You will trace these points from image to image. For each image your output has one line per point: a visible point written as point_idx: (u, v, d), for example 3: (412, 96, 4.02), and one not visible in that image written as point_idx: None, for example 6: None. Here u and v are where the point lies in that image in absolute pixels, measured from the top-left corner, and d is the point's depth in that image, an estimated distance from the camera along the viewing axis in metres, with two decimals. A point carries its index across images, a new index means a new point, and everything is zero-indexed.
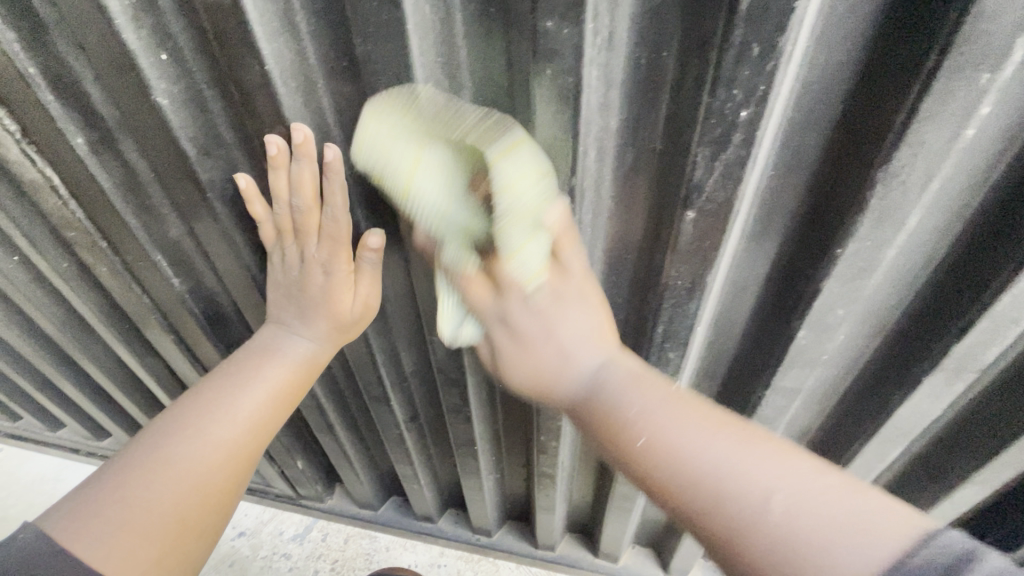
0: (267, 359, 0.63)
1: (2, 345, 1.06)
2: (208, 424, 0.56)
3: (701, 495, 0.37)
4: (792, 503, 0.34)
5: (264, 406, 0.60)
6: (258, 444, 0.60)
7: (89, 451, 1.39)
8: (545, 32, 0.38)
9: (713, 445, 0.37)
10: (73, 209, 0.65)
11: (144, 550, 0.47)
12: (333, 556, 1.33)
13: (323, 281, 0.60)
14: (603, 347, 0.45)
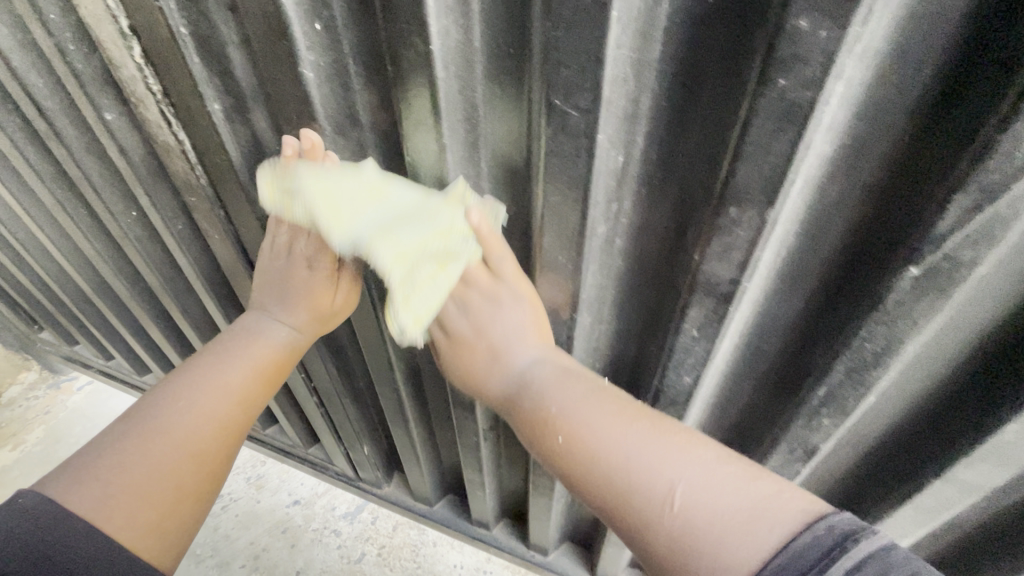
0: (254, 335, 0.60)
1: (110, 291, 1.11)
2: (196, 396, 0.53)
3: (623, 487, 0.40)
4: (688, 495, 0.37)
5: (255, 380, 0.58)
6: (249, 418, 0.57)
7: None
8: (794, 32, 0.30)
9: (626, 437, 0.42)
10: (198, 175, 0.64)
11: (142, 515, 0.46)
12: (381, 541, 1.33)
13: (307, 275, 0.60)
14: (538, 344, 0.53)
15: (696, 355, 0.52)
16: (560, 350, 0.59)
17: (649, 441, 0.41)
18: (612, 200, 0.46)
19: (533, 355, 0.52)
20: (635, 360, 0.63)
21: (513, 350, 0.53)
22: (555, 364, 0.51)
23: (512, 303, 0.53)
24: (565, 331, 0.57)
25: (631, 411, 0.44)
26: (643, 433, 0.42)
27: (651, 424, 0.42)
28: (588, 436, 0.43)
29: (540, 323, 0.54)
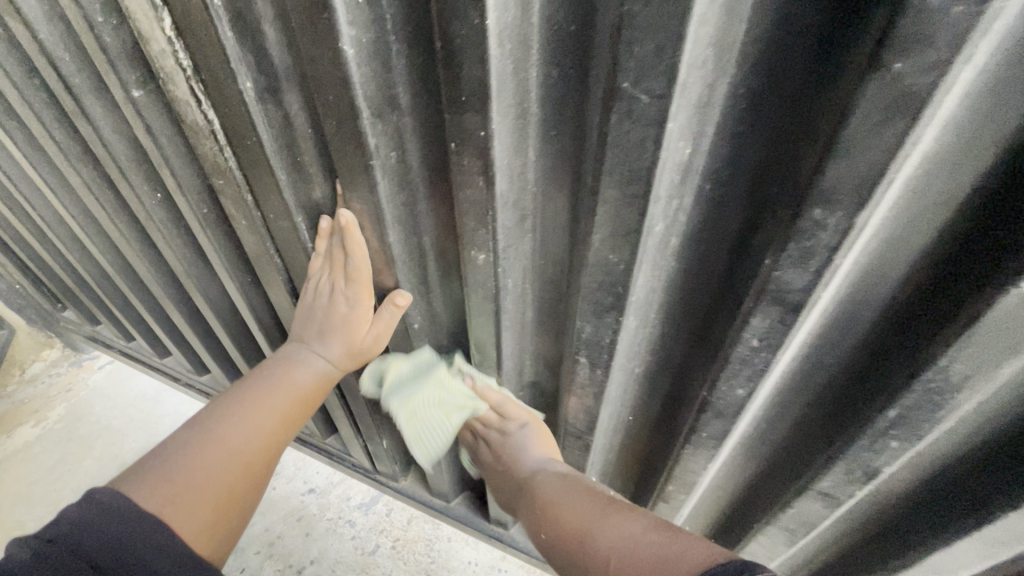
0: (287, 367, 0.67)
1: (133, 273, 1.10)
2: (247, 413, 0.60)
3: (586, 556, 0.51)
4: (624, 560, 0.47)
5: (292, 403, 0.65)
6: (283, 437, 0.63)
7: (188, 382, 1.45)
8: (923, 7, 0.26)
9: (592, 522, 0.54)
10: (227, 157, 0.61)
11: (203, 510, 0.50)
12: (395, 534, 1.31)
13: (345, 313, 0.66)
14: (545, 450, 0.72)
15: (753, 366, 0.48)
16: (601, 354, 0.56)
17: (605, 518, 0.53)
18: (673, 195, 0.43)
19: (542, 459, 0.71)
20: (680, 365, 0.60)
21: (526, 459, 0.71)
22: (552, 469, 0.69)
23: (522, 428, 0.73)
24: (609, 334, 0.53)
25: (603, 511, 0.55)
26: (599, 512, 0.55)
27: (613, 512, 0.54)
28: (563, 508, 0.60)
29: (542, 433, 0.73)
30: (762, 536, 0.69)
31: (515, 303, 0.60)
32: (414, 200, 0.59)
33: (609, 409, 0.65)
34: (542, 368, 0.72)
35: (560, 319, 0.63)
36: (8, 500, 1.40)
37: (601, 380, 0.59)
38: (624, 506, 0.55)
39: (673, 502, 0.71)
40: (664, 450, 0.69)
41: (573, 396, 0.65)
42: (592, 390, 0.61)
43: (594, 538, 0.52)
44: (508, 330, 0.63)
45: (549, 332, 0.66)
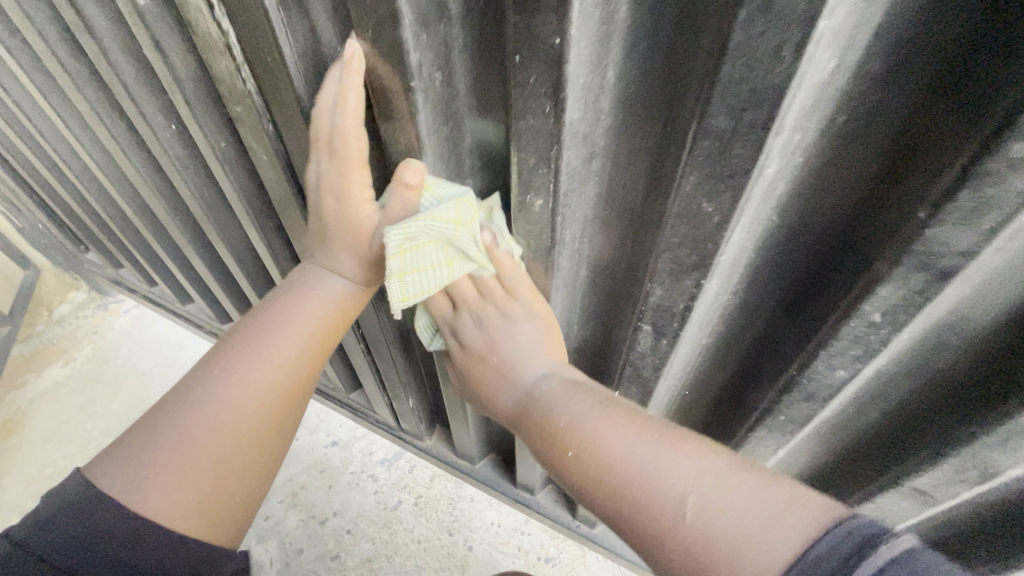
0: (299, 293, 0.57)
1: (151, 214, 1.05)
2: (239, 366, 0.52)
3: (637, 499, 0.39)
4: (700, 505, 0.37)
5: (303, 348, 0.56)
6: (297, 391, 0.56)
7: (211, 329, 1.42)
8: None
9: (638, 448, 0.41)
10: (245, 78, 0.53)
11: (184, 496, 0.46)
12: (417, 490, 1.30)
13: (334, 206, 0.53)
14: (548, 359, 0.54)
15: (866, 347, 0.40)
16: (671, 321, 0.48)
17: (654, 449, 0.41)
18: (797, 130, 0.34)
19: (543, 369, 0.53)
20: (758, 339, 0.52)
21: (524, 365, 0.54)
22: (561, 376, 0.52)
23: (526, 323, 0.55)
24: (684, 299, 0.46)
25: (644, 424, 0.43)
26: (643, 437, 0.42)
27: (659, 436, 0.42)
28: (568, 424, 0.46)
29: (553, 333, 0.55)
30: None
31: (570, 260, 0.53)
32: (459, 135, 0.50)
33: (667, 383, 0.58)
34: (592, 334, 0.65)
35: (619, 280, 0.55)
36: (40, 438, 1.43)
37: (666, 352, 0.52)
38: (668, 422, 0.44)
39: None
40: (724, 431, 0.62)
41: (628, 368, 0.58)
42: (652, 361, 0.54)
43: (652, 478, 0.39)
44: (559, 290, 0.56)
45: (607, 294, 0.59)
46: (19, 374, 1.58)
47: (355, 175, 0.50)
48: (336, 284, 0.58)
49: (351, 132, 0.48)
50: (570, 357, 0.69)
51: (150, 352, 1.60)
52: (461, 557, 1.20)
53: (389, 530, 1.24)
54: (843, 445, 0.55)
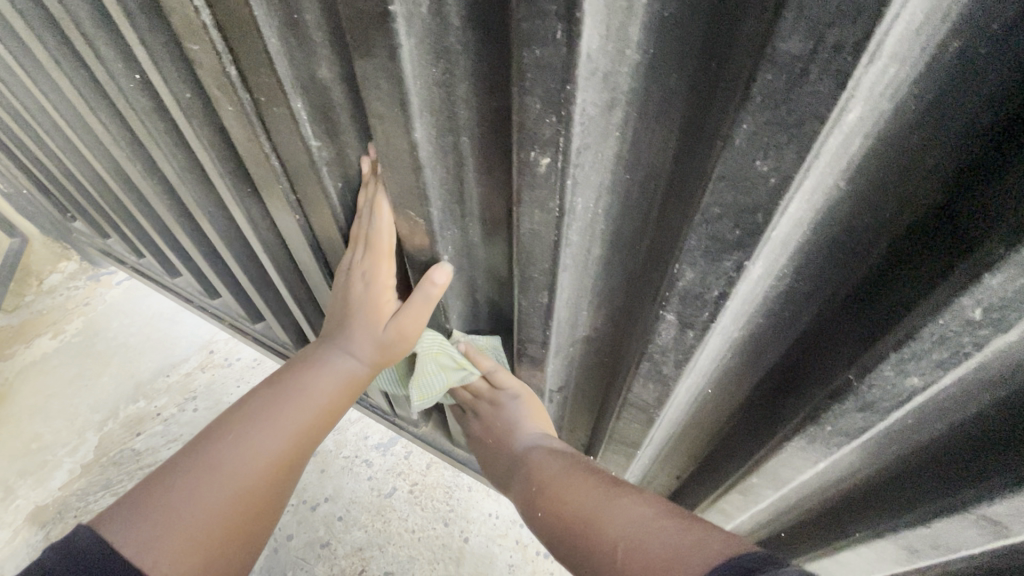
0: (311, 367, 0.64)
1: (129, 180, 0.97)
2: (252, 432, 0.56)
3: (591, 538, 0.45)
4: (626, 548, 0.41)
5: (314, 419, 0.62)
6: (298, 459, 0.60)
7: (200, 305, 1.36)
8: None
9: (599, 501, 0.48)
10: (197, 9, 0.45)
11: (189, 553, 0.47)
12: (413, 477, 1.24)
13: (363, 289, 0.61)
14: (538, 426, 0.68)
15: (953, 349, 0.32)
16: (701, 310, 0.40)
17: (607, 503, 0.48)
18: (894, 59, 0.25)
19: (532, 435, 0.67)
20: (804, 333, 0.44)
21: (522, 430, 0.67)
22: (546, 447, 0.65)
23: (512, 395, 0.68)
24: (721, 283, 0.37)
25: (610, 486, 0.51)
26: (607, 495, 0.49)
27: (612, 493, 0.49)
28: (557, 484, 0.56)
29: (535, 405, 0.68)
30: (863, 548, 0.55)
31: (581, 233, 0.45)
32: (452, 81, 0.42)
33: (690, 380, 0.50)
34: (603, 322, 0.57)
35: (637, 259, 0.48)
36: (27, 411, 1.38)
37: (692, 345, 0.44)
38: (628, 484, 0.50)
39: (752, 496, 0.58)
40: (750, 435, 0.54)
41: (644, 363, 0.50)
42: (675, 356, 0.46)
43: (600, 522, 0.46)
44: (567, 270, 0.48)
45: (621, 277, 0.50)
46: (8, 346, 1.54)
47: (384, 266, 0.59)
48: (350, 360, 0.65)
49: (383, 227, 0.56)
50: (577, 346, 0.62)
51: (141, 326, 1.55)
52: (456, 548, 1.14)
53: (382, 518, 1.19)
54: (894, 458, 0.47)
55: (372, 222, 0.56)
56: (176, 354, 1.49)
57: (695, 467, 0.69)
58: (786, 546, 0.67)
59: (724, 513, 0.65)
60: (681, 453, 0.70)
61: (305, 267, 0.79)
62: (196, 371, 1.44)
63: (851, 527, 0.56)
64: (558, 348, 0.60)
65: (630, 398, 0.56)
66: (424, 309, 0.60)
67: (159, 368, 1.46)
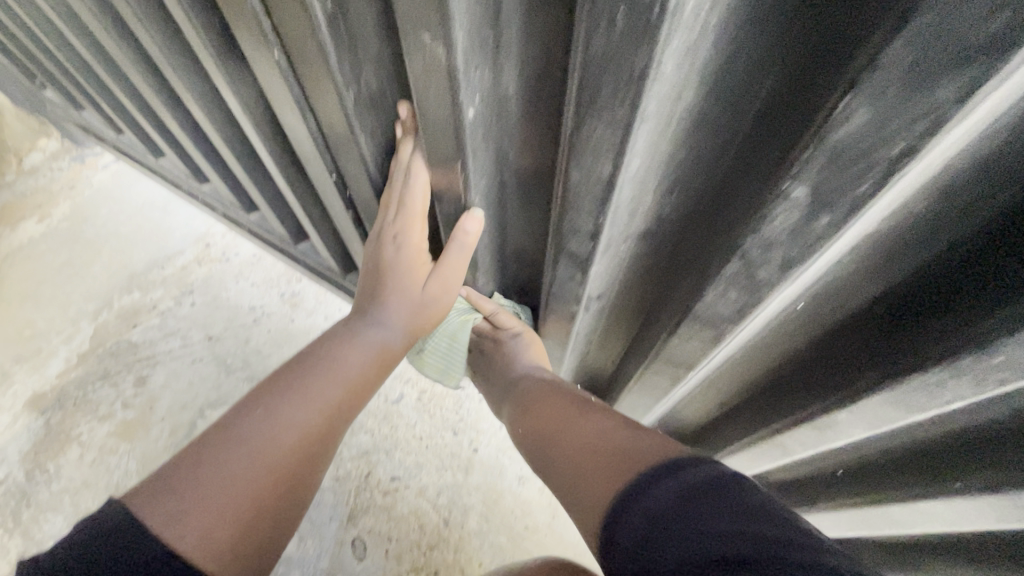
0: (339, 345, 0.65)
1: (84, 27, 0.81)
2: (280, 408, 0.56)
3: (565, 443, 0.54)
4: (594, 445, 0.49)
5: (342, 395, 0.62)
6: (329, 436, 0.60)
7: (190, 191, 1.23)
8: None
9: (570, 411, 0.59)
10: None
11: (217, 527, 0.45)
12: (422, 386, 1.18)
13: (395, 249, 0.63)
14: (533, 359, 0.75)
15: None
16: (857, 181, 0.27)
17: (585, 437, 0.52)
18: None
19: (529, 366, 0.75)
20: (988, 229, 0.30)
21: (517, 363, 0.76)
22: (536, 376, 0.72)
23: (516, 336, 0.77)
24: (920, 127, 0.24)
25: (566, 423, 0.57)
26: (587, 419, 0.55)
27: (578, 416, 0.57)
28: (537, 393, 0.68)
29: (536, 346, 0.76)
30: (960, 503, 0.46)
31: (679, 64, 0.30)
32: None
33: (793, 289, 0.38)
34: (674, 214, 0.44)
35: (749, 115, 0.33)
36: (18, 297, 1.31)
37: (820, 237, 0.31)
38: (591, 415, 0.55)
39: (830, 433, 0.48)
40: (848, 366, 0.43)
41: (732, 264, 0.37)
42: (784, 253, 0.34)
43: (570, 437, 0.54)
44: (646, 125, 0.34)
45: (716, 146, 0.36)
46: None
47: (417, 228, 0.61)
48: (383, 329, 0.66)
49: (418, 187, 0.57)
50: (630, 245, 0.49)
51: (132, 213, 1.44)
52: (465, 458, 1.10)
53: (389, 424, 1.14)
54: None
55: (409, 183, 0.57)
56: (169, 245, 1.39)
57: (749, 400, 0.59)
58: (843, 488, 0.59)
59: (782, 448, 0.56)
60: (733, 383, 0.59)
61: (290, 137, 0.63)
62: (193, 266, 1.35)
63: (943, 476, 0.46)
64: (610, 245, 0.47)
65: (699, 312, 0.44)
66: (459, 262, 0.61)
67: (151, 260, 1.36)
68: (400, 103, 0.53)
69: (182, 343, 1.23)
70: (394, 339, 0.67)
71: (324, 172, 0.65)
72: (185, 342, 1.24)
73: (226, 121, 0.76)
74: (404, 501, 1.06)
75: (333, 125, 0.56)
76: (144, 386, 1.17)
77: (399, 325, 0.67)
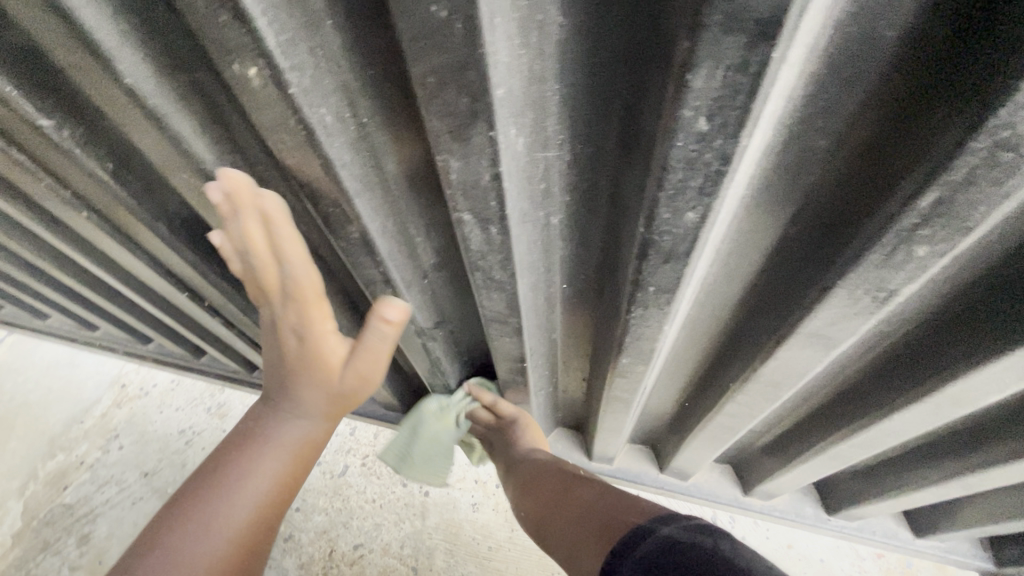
0: (236, 483, 0.53)
1: None
2: (195, 530, 0.49)
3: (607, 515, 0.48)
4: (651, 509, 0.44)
5: (269, 494, 0.54)
6: (260, 542, 0.54)
7: (86, 340, 1.25)
8: None
9: (616, 492, 0.53)
10: None
11: None
12: (363, 450, 1.24)
13: (294, 344, 0.53)
14: (533, 439, 0.83)
15: (707, 171, 0.30)
16: (486, 201, 0.38)
17: (632, 491, 0.50)
18: None
19: (528, 447, 0.82)
20: (612, 197, 0.41)
21: (522, 442, 0.83)
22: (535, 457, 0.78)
23: (515, 423, 0.85)
24: (484, 162, 0.34)
25: (626, 488, 0.53)
26: (614, 485, 0.55)
27: (642, 489, 0.52)
28: (554, 488, 0.65)
29: (533, 429, 0.84)
30: (741, 398, 0.57)
31: (355, 151, 0.40)
32: (143, 1, 0.34)
33: (529, 280, 0.48)
34: (443, 245, 0.54)
35: (432, 165, 0.43)
36: None
37: (502, 241, 0.42)
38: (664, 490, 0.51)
39: (632, 375, 0.57)
40: (609, 318, 0.53)
41: (475, 272, 0.47)
42: (494, 257, 0.44)
43: (613, 504, 0.50)
44: (360, 195, 0.43)
45: (432, 188, 0.46)
46: None
47: (315, 312, 0.50)
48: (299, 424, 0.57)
49: (307, 279, 0.47)
50: (431, 278, 0.59)
51: (39, 378, 1.44)
52: (419, 504, 1.16)
53: (341, 497, 1.18)
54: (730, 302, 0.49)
55: (285, 271, 0.46)
56: (83, 397, 1.39)
57: (593, 363, 0.69)
58: (694, 410, 0.70)
59: (624, 399, 0.65)
60: (576, 351, 0.69)
61: (134, 270, 0.70)
62: (112, 410, 1.35)
63: (725, 380, 0.57)
64: (410, 284, 0.56)
65: (489, 313, 0.54)
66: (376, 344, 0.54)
67: (68, 417, 1.36)
68: (217, 174, 0.42)
69: (119, 488, 1.23)
70: (312, 428, 0.58)
71: (178, 291, 0.72)
72: (122, 486, 1.23)
73: (83, 272, 0.81)
74: (372, 564, 1.10)
75: (163, 252, 0.63)
76: (89, 543, 1.16)
77: (316, 414, 0.58)
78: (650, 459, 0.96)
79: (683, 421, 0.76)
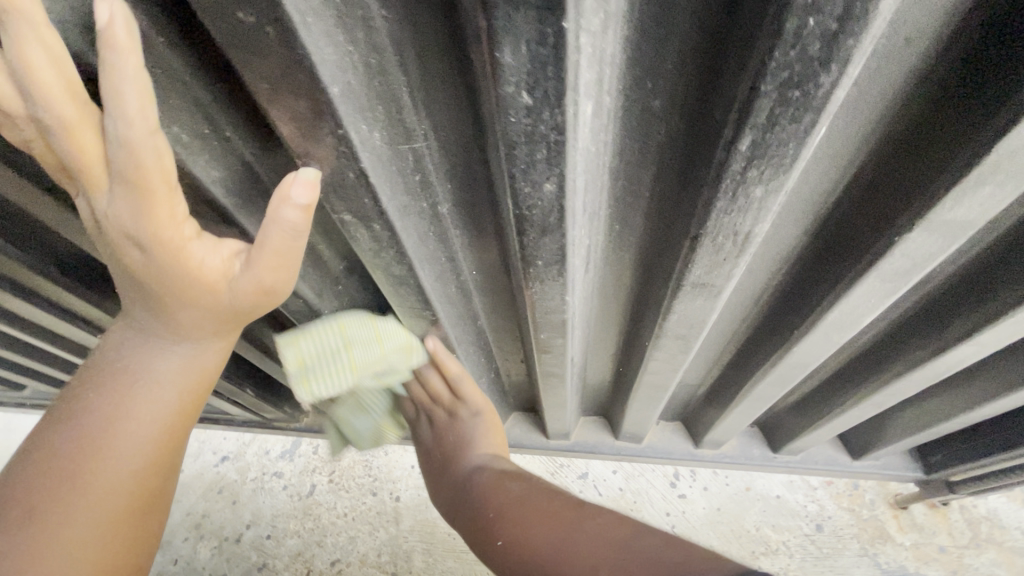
0: (117, 411, 0.45)
1: None
2: (78, 472, 0.43)
3: None
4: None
5: (162, 426, 0.46)
6: (167, 463, 0.48)
7: (18, 401, 1.19)
8: None
9: (569, 539, 0.43)
10: None
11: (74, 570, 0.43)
12: (328, 467, 1.23)
13: (147, 248, 0.37)
14: (486, 447, 0.72)
15: (547, 141, 0.31)
16: (360, 199, 0.38)
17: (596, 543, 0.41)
18: None
19: (480, 458, 0.69)
20: (488, 178, 0.42)
21: (470, 450, 0.71)
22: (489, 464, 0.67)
23: (472, 419, 0.73)
24: (345, 160, 0.35)
25: (575, 526, 0.44)
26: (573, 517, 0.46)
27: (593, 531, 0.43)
28: (499, 501, 0.55)
29: (494, 426, 0.74)
30: (659, 355, 0.59)
31: (224, 167, 0.40)
32: None
33: (431, 270, 0.49)
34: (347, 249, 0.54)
35: None
36: None
37: (388, 237, 0.42)
38: (607, 521, 0.43)
39: (555, 348, 0.59)
40: (519, 298, 0.54)
41: (376, 271, 0.48)
42: (387, 253, 0.45)
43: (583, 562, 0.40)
44: (241, 210, 0.43)
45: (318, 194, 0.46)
46: None
47: (164, 208, 0.35)
48: (177, 349, 0.46)
49: (144, 146, 0.31)
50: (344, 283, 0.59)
51: None
52: (391, 510, 1.16)
53: (311, 517, 1.17)
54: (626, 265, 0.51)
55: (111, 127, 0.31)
56: None
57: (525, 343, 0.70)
58: (627, 374, 0.73)
59: (557, 374, 0.67)
60: (507, 333, 0.70)
61: (38, 321, 0.67)
62: None
63: (643, 340, 0.60)
64: (322, 292, 0.56)
65: (403, 308, 0.54)
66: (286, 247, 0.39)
67: None
68: None
69: None
70: (196, 347, 0.46)
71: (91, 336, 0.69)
72: None
73: None
74: None
75: (64, 298, 0.61)
76: None
77: (202, 335, 0.45)
78: (604, 428, 0.99)
79: (621, 387, 0.78)
